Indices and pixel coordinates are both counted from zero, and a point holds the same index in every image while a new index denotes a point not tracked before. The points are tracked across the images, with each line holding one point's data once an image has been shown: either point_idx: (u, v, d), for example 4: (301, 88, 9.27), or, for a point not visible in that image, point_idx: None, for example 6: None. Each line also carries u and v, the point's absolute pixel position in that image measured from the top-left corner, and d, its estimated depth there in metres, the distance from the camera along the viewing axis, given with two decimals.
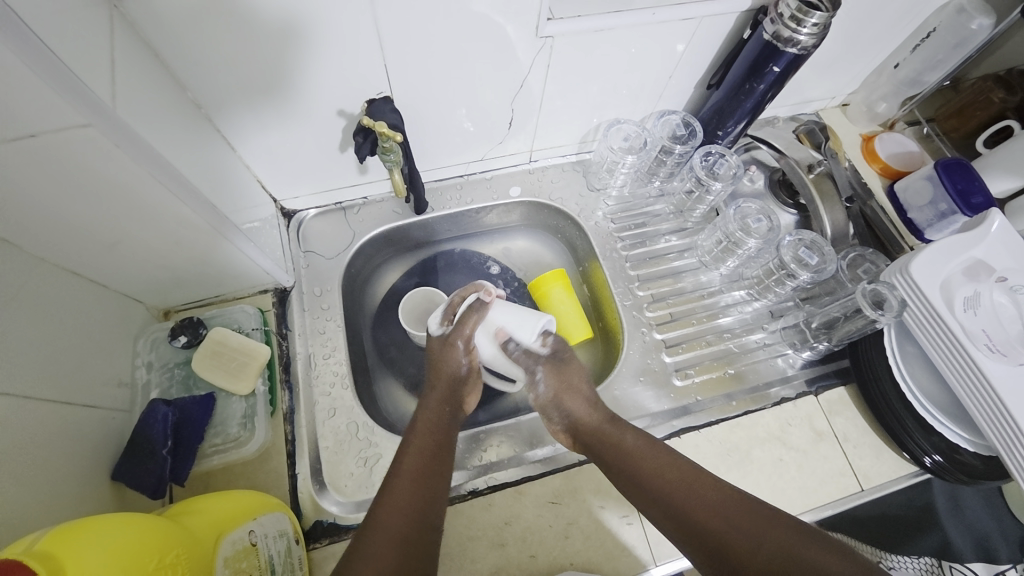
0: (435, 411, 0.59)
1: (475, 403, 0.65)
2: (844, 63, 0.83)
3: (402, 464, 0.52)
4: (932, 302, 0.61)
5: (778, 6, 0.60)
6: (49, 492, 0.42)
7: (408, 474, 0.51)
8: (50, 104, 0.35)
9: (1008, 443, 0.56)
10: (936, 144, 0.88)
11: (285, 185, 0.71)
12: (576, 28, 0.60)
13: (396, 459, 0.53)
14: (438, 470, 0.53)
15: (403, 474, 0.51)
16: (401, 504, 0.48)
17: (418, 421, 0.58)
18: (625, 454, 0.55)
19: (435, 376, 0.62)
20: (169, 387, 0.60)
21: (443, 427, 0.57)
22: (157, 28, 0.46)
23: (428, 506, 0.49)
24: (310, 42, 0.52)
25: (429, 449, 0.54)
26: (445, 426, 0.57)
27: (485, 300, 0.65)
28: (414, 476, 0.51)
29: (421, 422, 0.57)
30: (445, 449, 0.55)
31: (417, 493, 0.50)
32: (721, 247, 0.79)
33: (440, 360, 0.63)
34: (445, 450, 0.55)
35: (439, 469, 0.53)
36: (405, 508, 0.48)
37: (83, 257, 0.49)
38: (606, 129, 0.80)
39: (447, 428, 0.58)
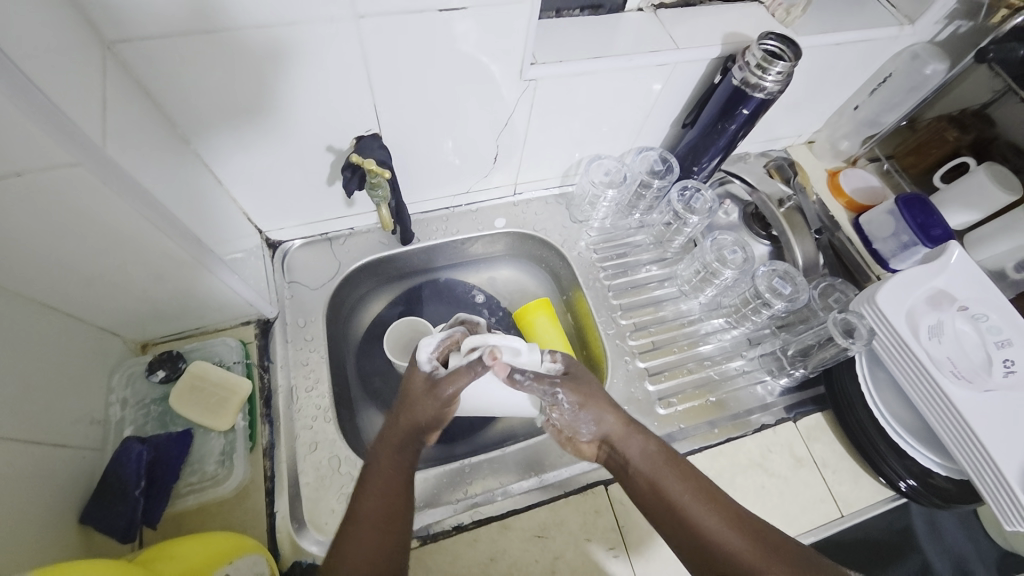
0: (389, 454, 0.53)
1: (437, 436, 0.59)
2: (808, 105, 0.88)
3: (362, 508, 0.49)
4: (898, 330, 0.64)
5: (745, 55, 0.65)
6: (11, 539, 0.39)
7: (370, 521, 0.48)
8: (41, 144, 0.35)
9: (978, 466, 0.58)
10: (896, 180, 0.94)
11: (271, 216, 0.71)
12: (558, 71, 0.63)
13: (354, 504, 0.49)
14: (400, 515, 0.49)
15: (365, 521, 0.48)
16: (363, 556, 0.45)
17: (371, 465, 0.53)
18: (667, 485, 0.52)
19: (404, 416, 0.54)
20: (145, 424, 0.58)
21: (402, 470, 0.53)
22: (151, 70, 0.47)
23: (394, 556, 0.46)
24: (303, 82, 0.54)
25: (388, 490, 0.50)
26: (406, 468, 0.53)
27: (489, 359, 0.53)
28: (377, 524, 0.48)
29: (378, 462, 0.53)
30: (407, 489, 0.51)
31: (376, 539, 0.47)
32: (699, 276, 0.82)
33: (415, 403, 0.54)
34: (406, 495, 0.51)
35: (402, 513, 0.50)
36: (368, 561, 0.45)
37: (62, 292, 0.48)
38: (587, 164, 0.84)
39: (409, 462, 0.54)
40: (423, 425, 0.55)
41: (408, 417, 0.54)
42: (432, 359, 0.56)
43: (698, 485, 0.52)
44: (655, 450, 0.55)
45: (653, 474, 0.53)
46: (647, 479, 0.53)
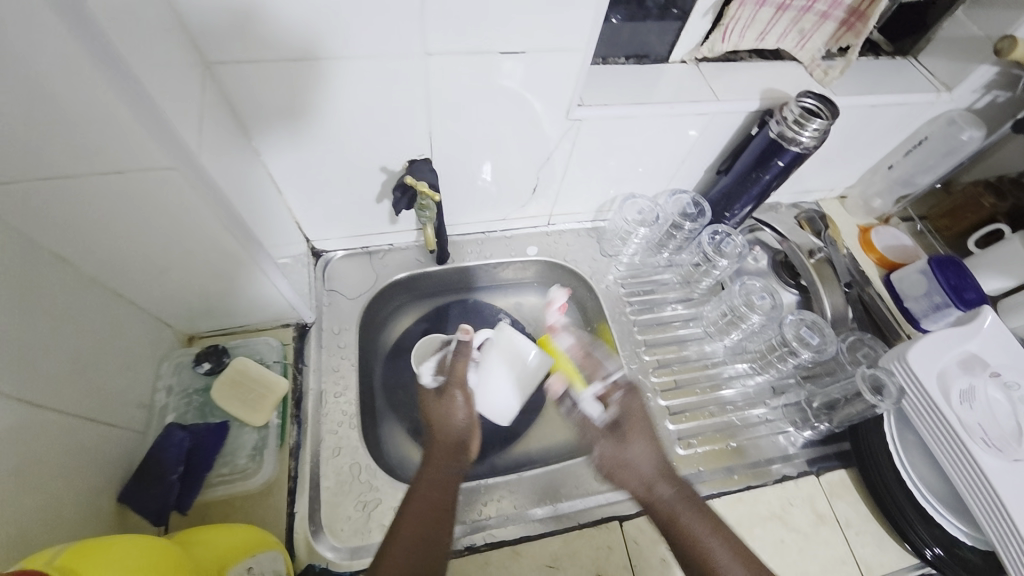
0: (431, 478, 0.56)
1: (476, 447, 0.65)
2: (842, 161, 0.90)
3: (402, 525, 0.50)
4: (929, 391, 0.63)
5: (783, 110, 0.68)
6: (55, 508, 0.42)
7: (407, 539, 0.49)
8: (147, 149, 0.40)
9: (1007, 540, 0.56)
10: (929, 240, 0.95)
11: (320, 226, 0.76)
12: (603, 114, 0.67)
13: (396, 520, 0.51)
14: (438, 535, 0.50)
15: (405, 536, 0.49)
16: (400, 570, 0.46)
17: (415, 486, 0.55)
18: (689, 524, 0.55)
19: (438, 439, 0.61)
20: (185, 412, 0.60)
21: (441, 491, 0.55)
22: (240, 89, 0.52)
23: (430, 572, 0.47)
24: (369, 108, 0.59)
25: (428, 512, 0.52)
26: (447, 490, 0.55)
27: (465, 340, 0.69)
28: (413, 543, 0.49)
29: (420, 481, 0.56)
30: (447, 511, 0.53)
31: (415, 555, 0.48)
32: (725, 319, 0.82)
33: (442, 424, 0.63)
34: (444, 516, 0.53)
35: (440, 534, 0.51)
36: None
37: (132, 282, 0.53)
38: (621, 202, 0.87)
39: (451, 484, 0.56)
40: (455, 442, 0.61)
41: (441, 433, 0.62)
42: (434, 377, 0.68)
43: (719, 529, 0.55)
44: (676, 489, 0.58)
45: (674, 512, 0.56)
46: (669, 514, 0.56)
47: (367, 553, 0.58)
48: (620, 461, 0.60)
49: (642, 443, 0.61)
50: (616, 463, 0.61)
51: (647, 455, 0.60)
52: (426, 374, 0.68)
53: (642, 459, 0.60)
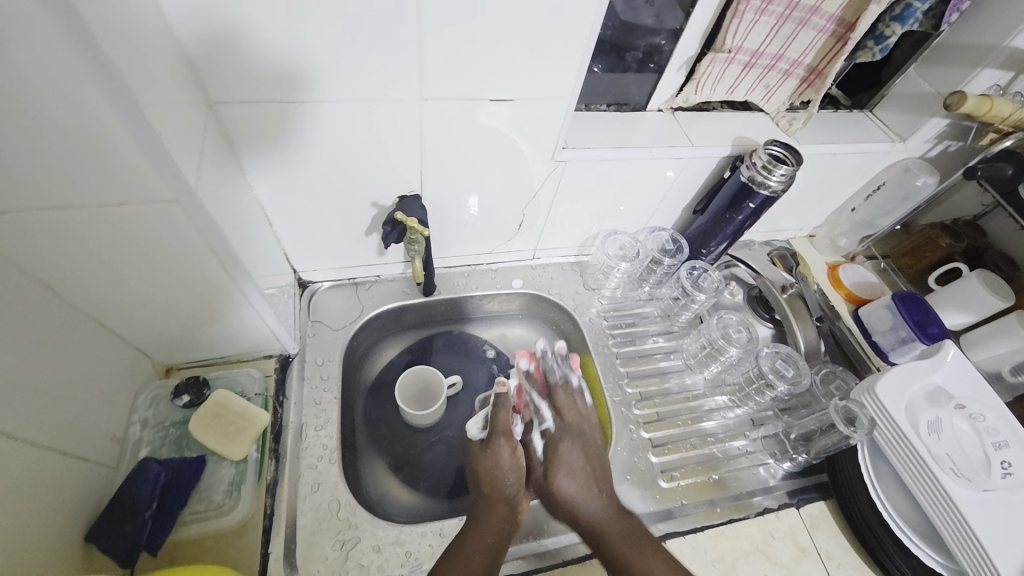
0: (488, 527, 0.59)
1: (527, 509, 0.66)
2: (809, 203, 0.96)
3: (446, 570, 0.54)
4: (899, 423, 0.65)
5: (752, 157, 0.72)
6: (23, 549, 0.40)
7: None
8: (148, 182, 0.41)
9: (980, 569, 0.57)
10: (892, 277, 1.00)
11: (307, 258, 0.77)
12: (586, 156, 0.70)
13: (439, 566, 0.55)
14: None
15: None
16: None
17: (468, 531, 0.59)
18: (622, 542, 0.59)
19: (489, 497, 0.63)
20: (161, 446, 0.59)
21: (491, 545, 0.58)
22: (240, 126, 0.54)
23: None
24: (364, 145, 0.61)
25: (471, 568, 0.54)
26: (495, 545, 0.58)
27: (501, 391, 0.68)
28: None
29: (469, 544, 0.57)
30: (490, 566, 0.55)
31: None
32: (705, 352, 0.84)
33: (490, 482, 0.64)
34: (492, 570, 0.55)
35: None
36: None
37: (117, 312, 0.52)
38: (603, 238, 0.90)
39: (499, 550, 0.58)
40: (504, 500, 0.63)
41: (492, 494, 0.63)
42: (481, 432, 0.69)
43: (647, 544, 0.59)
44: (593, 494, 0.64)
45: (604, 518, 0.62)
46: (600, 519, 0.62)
47: None
48: (552, 492, 0.65)
49: (568, 471, 0.66)
50: (548, 493, 0.65)
51: (573, 479, 0.65)
52: (473, 426, 0.70)
53: (570, 475, 0.65)
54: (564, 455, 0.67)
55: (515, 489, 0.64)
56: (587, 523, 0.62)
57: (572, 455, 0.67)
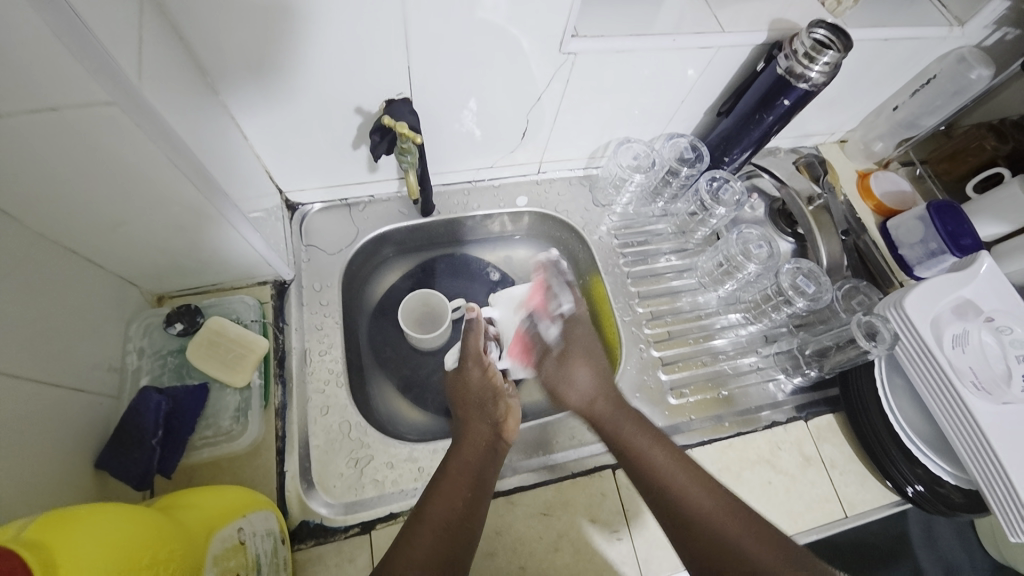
0: (474, 442, 0.59)
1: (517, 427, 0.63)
2: (846, 102, 0.86)
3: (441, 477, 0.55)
4: (923, 337, 0.63)
5: (793, 43, 0.62)
6: (29, 480, 0.40)
7: (442, 490, 0.54)
8: (79, 79, 0.34)
9: (988, 476, 0.58)
10: (927, 185, 0.93)
11: (293, 177, 0.70)
12: (599, 47, 0.61)
13: (438, 474, 0.56)
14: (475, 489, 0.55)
15: (441, 488, 0.54)
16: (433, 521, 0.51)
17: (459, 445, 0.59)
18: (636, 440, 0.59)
19: (466, 408, 0.65)
20: (161, 375, 0.58)
21: (480, 461, 0.58)
22: (187, 13, 0.45)
23: (458, 528, 0.51)
24: (338, 38, 0.52)
25: (462, 478, 0.55)
26: (483, 456, 0.59)
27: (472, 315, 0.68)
28: (448, 497, 0.53)
29: (452, 465, 0.57)
30: (483, 477, 0.56)
31: (447, 507, 0.53)
32: (721, 270, 0.80)
33: (462, 394, 0.66)
34: (482, 481, 0.56)
35: (475, 492, 0.55)
36: (435, 528, 0.51)
37: (86, 238, 0.48)
38: (615, 147, 0.82)
39: (485, 469, 0.57)
40: (478, 407, 0.64)
41: (467, 408, 0.65)
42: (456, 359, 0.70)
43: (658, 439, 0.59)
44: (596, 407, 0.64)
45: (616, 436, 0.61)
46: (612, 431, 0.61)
47: (362, 508, 0.58)
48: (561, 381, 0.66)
49: (584, 368, 0.66)
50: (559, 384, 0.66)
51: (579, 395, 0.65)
52: (449, 357, 0.71)
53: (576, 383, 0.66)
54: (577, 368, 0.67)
55: (489, 397, 0.65)
56: (588, 397, 0.64)
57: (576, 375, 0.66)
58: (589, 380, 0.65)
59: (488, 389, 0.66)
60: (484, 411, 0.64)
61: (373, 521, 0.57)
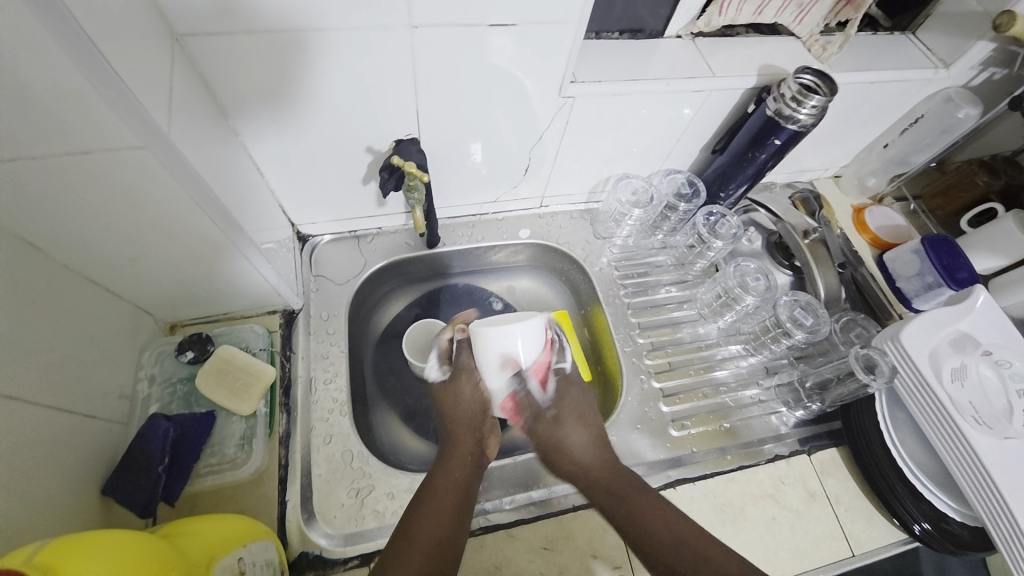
0: (457, 462, 0.60)
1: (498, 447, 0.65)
2: (838, 140, 0.89)
3: (427, 496, 0.55)
4: (921, 370, 0.63)
5: (781, 87, 0.66)
6: (39, 505, 0.41)
7: (428, 509, 0.54)
8: (112, 127, 0.37)
9: (994, 513, 0.57)
10: (922, 220, 0.94)
11: (304, 210, 0.74)
12: (597, 91, 0.64)
13: (422, 491, 0.57)
14: (462, 508, 0.55)
15: (427, 508, 0.54)
16: (422, 542, 0.51)
17: (442, 465, 0.60)
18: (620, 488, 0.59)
19: (452, 425, 0.65)
20: (169, 402, 0.59)
21: (464, 479, 0.58)
22: (213, 62, 0.49)
23: (448, 547, 0.52)
24: (351, 83, 0.56)
25: (450, 496, 0.56)
26: (468, 471, 0.60)
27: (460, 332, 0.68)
28: (436, 515, 0.53)
29: (439, 483, 0.57)
30: (467, 494, 0.57)
31: (436, 526, 0.53)
32: (719, 301, 0.82)
33: (451, 410, 0.66)
34: (467, 498, 0.57)
35: (461, 509, 0.55)
36: (425, 549, 0.51)
37: (106, 269, 0.50)
38: (615, 183, 0.85)
39: (468, 485, 0.58)
40: (466, 425, 0.64)
41: (454, 423, 0.64)
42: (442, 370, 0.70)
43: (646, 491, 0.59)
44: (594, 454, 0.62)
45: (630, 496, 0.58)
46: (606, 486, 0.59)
47: (363, 539, 0.58)
48: (556, 445, 0.63)
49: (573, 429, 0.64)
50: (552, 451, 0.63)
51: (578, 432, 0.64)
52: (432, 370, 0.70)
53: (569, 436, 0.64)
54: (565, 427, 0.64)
55: (478, 416, 0.65)
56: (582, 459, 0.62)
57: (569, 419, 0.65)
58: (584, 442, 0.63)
59: (475, 407, 0.65)
60: (474, 430, 0.64)
61: (372, 554, 0.57)
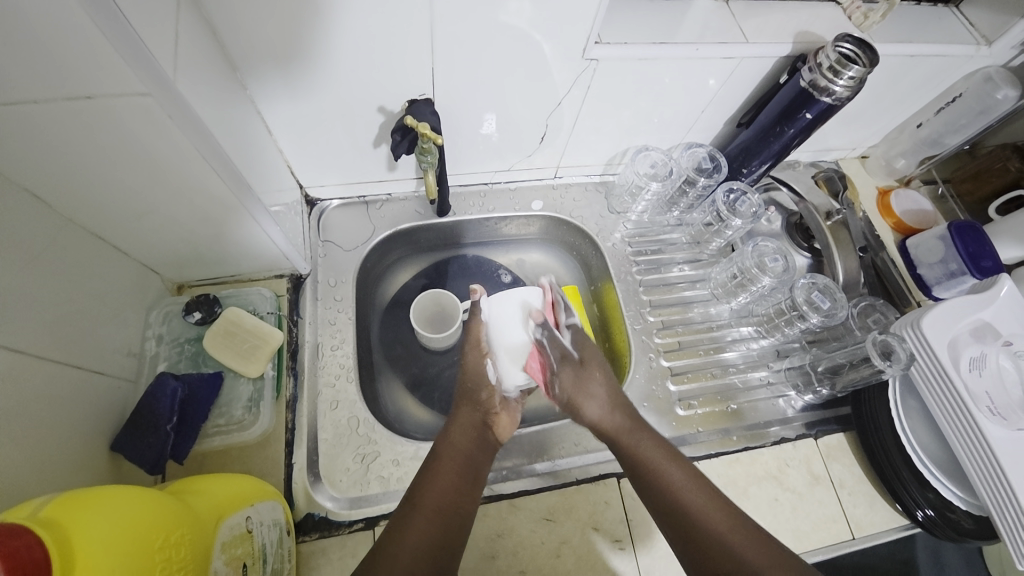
0: (461, 432, 0.60)
1: (507, 430, 0.63)
2: (869, 118, 0.85)
3: (433, 465, 0.56)
4: (940, 359, 0.62)
5: (817, 56, 0.62)
6: (45, 458, 0.41)
7: (434, 477, 0.55)
8: (117, 71, 0.35)
9: (1001, 503, 0.57)
10: (949, 206, 0.91)
11: (312, 173, 0.72)
12: (622, 54, 0.61)
13: (431, 459, 0.57)
14: (469, 477, 0.56)
15: (433, 475, 0.55)
16: (428, 508, 0.52)
17: (448, 435, 0.60)
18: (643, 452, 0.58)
19: (460, 398, 0.63)
20: (178, 361, 0.59)
21: (468, 449, 0.59)
22: (220, 8, 0.47)
23: (454, 512, 0.53)
24: (362, 38, 0.53)
25: (454, 465, 0.56)
26: (474, 440, 0.59)
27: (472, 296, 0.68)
28: (442, 482, 0.54)
29: (444, 451, 0.58)
30: (472, 463, 0.57)
31: (441, 492, 0.53)
32: (735, 281, 0.80)
33: (461, 384, 0.64)
34: (472, 468, 0.57)
35: (468, 476, 0.56)
36: (431, 514, 0.51)
37: (113, 225, 0.49)
38: (633, 155, 0.82)
39: (473, 454, 0.58)
40: (471, 400, 0.62)
41: (462, 396, 0.63)
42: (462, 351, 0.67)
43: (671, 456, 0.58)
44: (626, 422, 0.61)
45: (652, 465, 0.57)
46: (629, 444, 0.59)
47: (368, 503, 0.59)
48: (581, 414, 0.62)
49: (590, 398, 0.62)
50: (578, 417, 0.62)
51: (598, 404, 0.62)
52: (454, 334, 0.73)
53: (587, 407, 0.62)
54: (580, 383, 0.63)
55: (486, 396, 0.62)
56: (601, 422, 0.61)
57: (592, 379, 0.63)
58: (600, 408, 0.61)
59: (485, 392, 0.62)
60: (480, 406, 0.62)
61: (377, 517, 0.57)
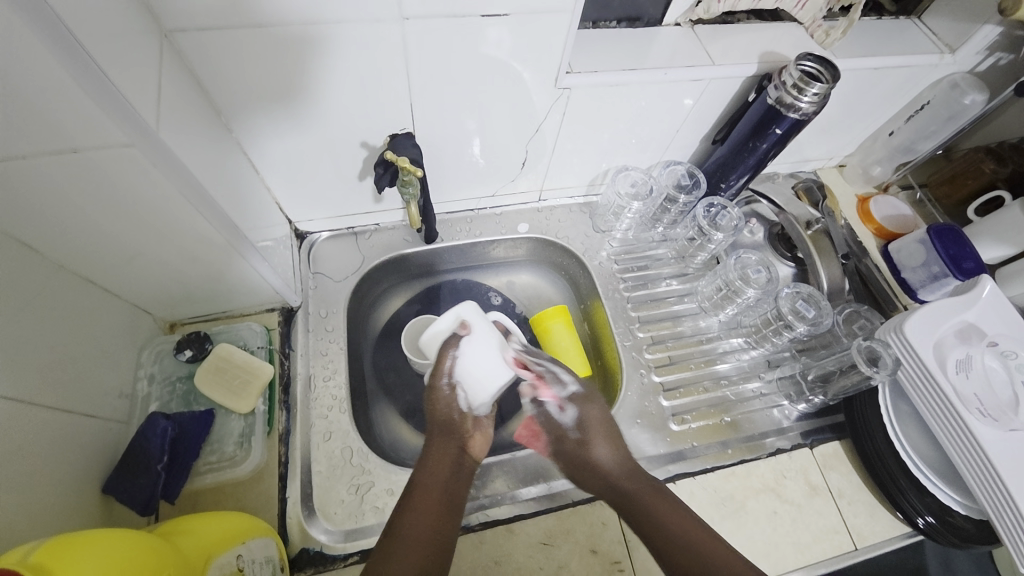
0: (438, 462, 0.59)
1: (483, 448, 0.64)
2: (842, 128, 0.87)
3: (412, 498, 0.55)
4: (925, 361, 0.62)
5: (782, 75, 0.65)
6: (36, 504, 0.41)
7: (415, 509, 0.54)
8: (101, 125, 0.37)
9: (999, 507, 0.56)
10: (928, 209, 0.93)
11: (301, 208, 0.73)
12: (593, 81, 0.63)
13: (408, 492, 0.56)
14: (449, 508, 0.55)
15: (411, 510, 0.54)
16: (411, 540, 0.51)
17: (426, 462, 0.59)
18: (635, 489, 0.59)
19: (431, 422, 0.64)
20: (169, 401, 0.60)
21: (447, 479, 0.58)
22: (204, 60, 0.49)
23: (437, 545, 0.51)
24: (342, 78, 0.56)
25: (429, 499, 0.55)
26: (451, 469, 0.59)
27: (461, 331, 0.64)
28: (423, 513, 0.53)
29: (423, 480, 0.57)
30: (451, 497, 0.56)
31: (422, 525, 0.52)
32: (721, 294, 0.81)
33: (432, 409, 0.64)
34: (451, 498, 0.56)
35: (447, 507, 0.55)
36: (415, 545, 0.50)
37: (102, 269, 0.50)
38: (613, 175, 0.84)
39: (453, 484, 0.58)
40: (444, 425, 0.63)
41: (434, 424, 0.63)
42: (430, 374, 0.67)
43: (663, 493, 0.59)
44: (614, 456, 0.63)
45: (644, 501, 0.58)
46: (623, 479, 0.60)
47: (362, 536, 0.58)
48: (585, 463, 0.63)
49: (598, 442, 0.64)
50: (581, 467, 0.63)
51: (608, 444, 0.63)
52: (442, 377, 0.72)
53: (598, 449, 0.63)
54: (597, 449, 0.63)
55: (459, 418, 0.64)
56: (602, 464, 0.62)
57: (604, 436, 0.64)
58: (611, 454, 0.63)
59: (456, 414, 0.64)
60: (454, 433, 0.63)
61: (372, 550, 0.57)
